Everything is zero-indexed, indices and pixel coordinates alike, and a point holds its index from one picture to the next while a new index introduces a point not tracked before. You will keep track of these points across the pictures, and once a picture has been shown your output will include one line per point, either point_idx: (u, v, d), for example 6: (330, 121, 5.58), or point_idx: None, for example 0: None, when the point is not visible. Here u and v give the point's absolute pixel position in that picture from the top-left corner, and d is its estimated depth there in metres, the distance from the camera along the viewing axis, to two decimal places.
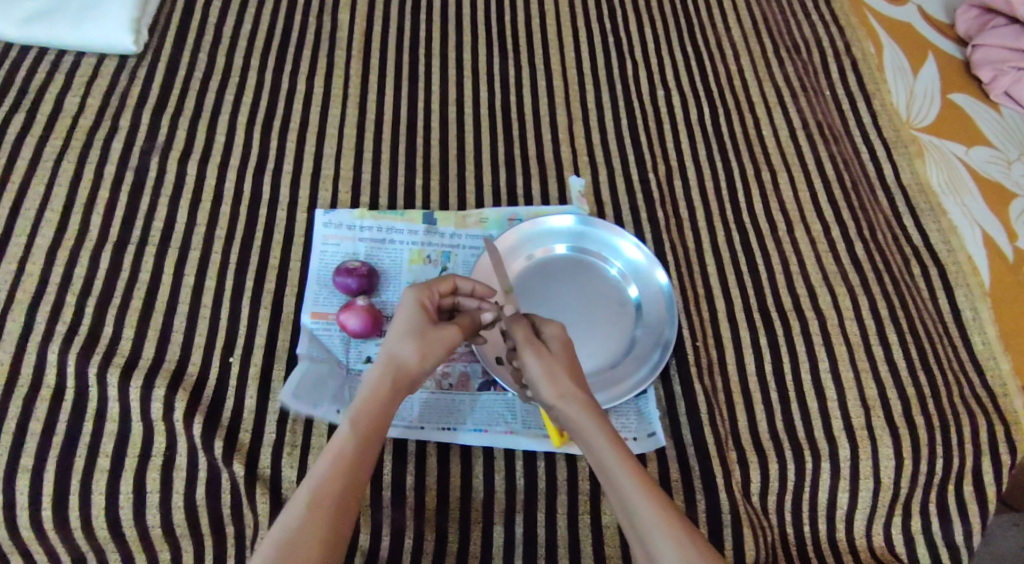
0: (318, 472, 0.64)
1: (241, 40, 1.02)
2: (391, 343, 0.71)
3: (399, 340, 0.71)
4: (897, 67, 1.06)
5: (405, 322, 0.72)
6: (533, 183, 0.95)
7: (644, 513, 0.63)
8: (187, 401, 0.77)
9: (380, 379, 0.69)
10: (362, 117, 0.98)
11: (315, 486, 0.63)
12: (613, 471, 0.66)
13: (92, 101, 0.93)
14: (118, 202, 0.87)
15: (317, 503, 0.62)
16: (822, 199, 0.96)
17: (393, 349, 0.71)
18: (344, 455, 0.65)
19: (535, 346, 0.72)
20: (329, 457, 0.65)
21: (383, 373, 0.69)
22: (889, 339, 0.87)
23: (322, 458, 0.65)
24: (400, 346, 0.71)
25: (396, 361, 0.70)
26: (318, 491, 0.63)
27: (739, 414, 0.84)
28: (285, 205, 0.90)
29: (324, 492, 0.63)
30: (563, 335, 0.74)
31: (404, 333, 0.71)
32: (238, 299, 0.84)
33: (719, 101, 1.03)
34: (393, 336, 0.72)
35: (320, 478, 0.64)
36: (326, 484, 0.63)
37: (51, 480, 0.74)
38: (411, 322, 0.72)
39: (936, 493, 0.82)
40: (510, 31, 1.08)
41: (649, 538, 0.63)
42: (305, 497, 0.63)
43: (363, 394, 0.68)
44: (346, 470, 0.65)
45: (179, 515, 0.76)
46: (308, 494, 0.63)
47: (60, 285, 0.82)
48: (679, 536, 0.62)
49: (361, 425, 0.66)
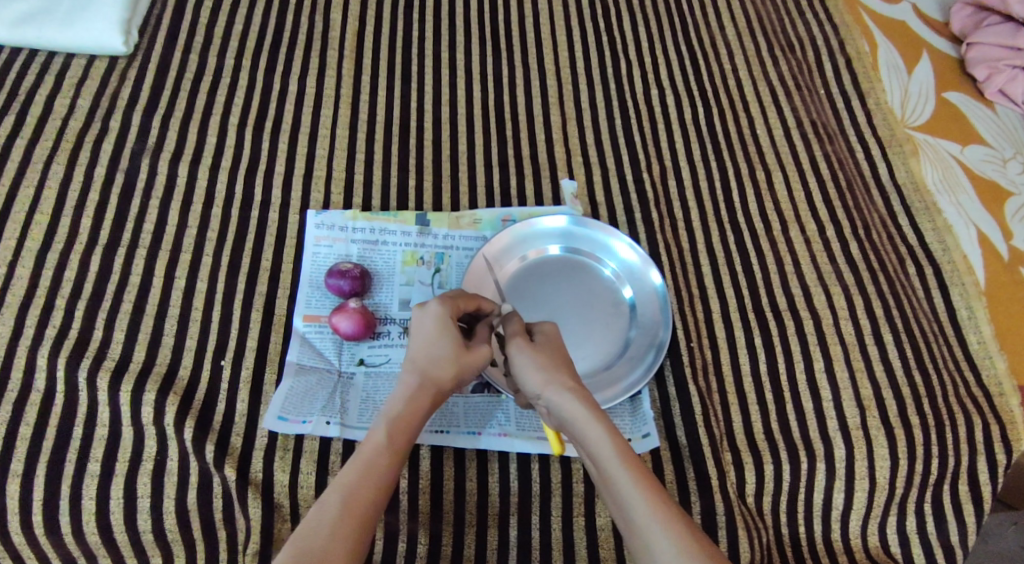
0: (348, 478, 0.64)
1: (232, 41, 1.02)
2: (427, 361, 0.71)
3: (438, 357, 0.71)
4: (892, 65, 1.05)
5: (440, 338, 0.72)
6: (526, 184, 0.95)
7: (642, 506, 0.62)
8: (178, 406, 0.78)
9: (417, 396, 0.70)
10: (354, 117, 0.98)
11: (347, 492, 0.63)
12: (601, 458, 0.65)
13: (82, 102, 0.93)
14: (109, 205, 0.87)
15: (348, 510, 0.62)
16: (817, 198, 0.95)
17: (431, 368, 0.71)
18: (377, 464, 0.65)
19: (518, 341, 0.74)
20: (360, 466, 0.65)
21: (421, 391, 0.70)
22: (884, 338, 0.86)
23: (352, 465, 0.65)
24: (439, 367, 0.71)
25: (433, 379, 0.71)
26: (349, 497, 0.62)
27: (733, 415, 0.83)
28: (277, 207, 0.90)
29: (356, 499, 0.62)
30: (553, 331, 0.76)
31: (442, 351, 0.72)
32: (229, 302, 0.84)
33: (713, 101, 1.03)
34: (427, 353, 0.72)
35: (351, 485, 0.63)
36: (358, 490, 0.63)
37: (41, 485, 0.74)
38: (444, 337, 0.72)
39: (932, 493, 0.82)
40: (503, 31, 1.08)
41: (648, 533, 0.60)
42: (335, 500, 0.62)
43: (397, 409, 0.69)
44: (376, 481, 0.64)
45: (170, 519, 0.76)
46: (339, 498, 0.62)
47: (50, 289, 0.82)
48: (669, 518, 0.61)
49: (397, 439, 0.67)
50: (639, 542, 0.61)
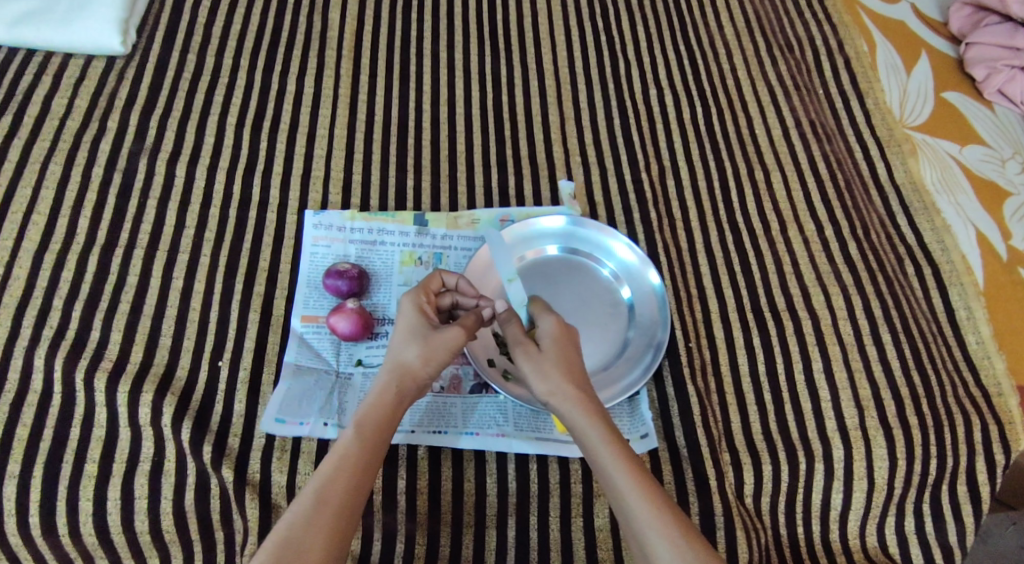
0: (322, 473, 0.65)
1: (231, 41, 1.02)
2: (395, 348, 0.72)
3: (404, 343, 0.72)
4: (891, 66, 1.05)
5: (405, 324, 0.73)
6: (525, 184, 0.95)
7: (637, 507, 0.63)
8: (175, 406, 0.78)
9: (386, 385, 0.70)
10: (353, 117, 0.98)
11: (319, 486, 0.64)
12: (605, 463, 0.66)
13: (80, 103, 0.93)
14: (106, 205, 0.87)
15: (321, 502, 0.63)
16: (816, 199, 0.95)
17: (397, 354, 0.72)
18: (348, 457, 0.65)
19: (525, 348, 0.72)
20: (333, 460, 0.65)
21: (390, 381, 0.70)
22: (882, 339, 0.86)
23: (327, 460, 0.66)
24: (404, 351, 0.71)
25: (401, 366, 0.71)
26: (322, 490, 0.63)
27: (732, 415, 0.83)
28: (275, 207, 0.90)
29: (328, 492, 0.63)
30: (558, 326, 0.73)
31: (406, 336, 0.72)
32: (228, 303, 0.84)
33: (712, 101, 1.03)
34: (395, 341, 0.72)
35: (324, 478, 0.64)
36: (330, 483, 0.64)
37: (38, 486, 0.74)
38: (410, 324, 0.73)
39: (931, 493, 0.82)
40: (502, 32, 1.08)
41: (644, 537, 0.62)
42: (309, 495, 0.63)
43: (369, 400, 0.69)
44: (349, 471, 0.65)
45: (167, 520, 0.76)
46: (312, 493, 0.63)
47: (47, 289, 0.82)
48: (665, 523, 0.63)
49: (367, 428, 0.67)
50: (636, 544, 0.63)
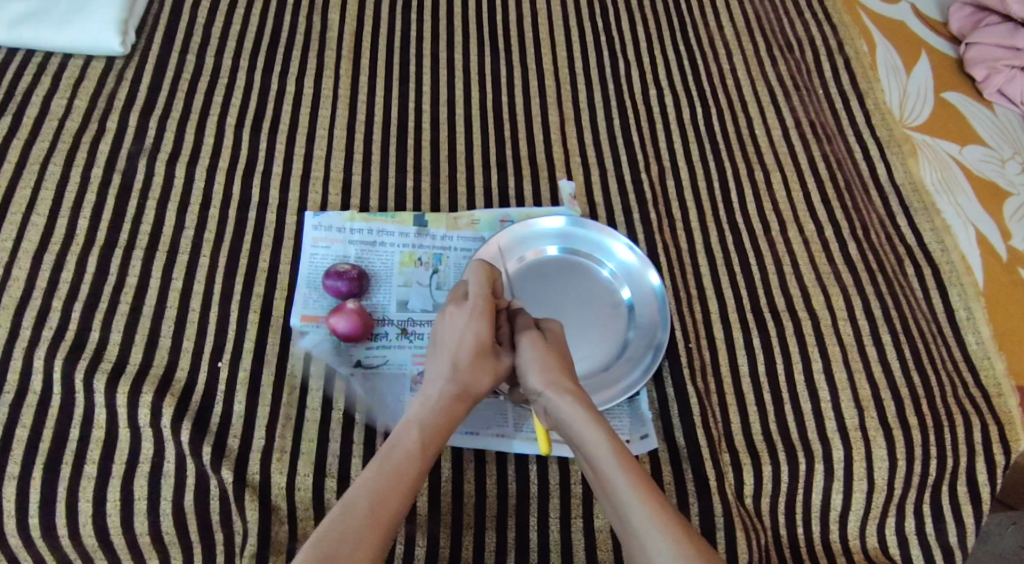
0: (378, 481, 0.64)
1: (230, 41, 1.01)
2: (466, 374, 0.72)
3: (477, 376, 0.73)
4: (891, 66, 1.05)
5: (478, 345, 0.73)
6: (524, 185, 0.95)
7: (629, 494, 0.63)
8: (174, 408, 0.77)
9: (450, 408, 0.71)
10: (352, 118, 0.98)
11: (375, 493, 0.63)
12: (601, 457, 0.66)
13: (79, 104, 0.93)
14: (106, 206, 0.87)
15: (379, 511, 0.62)
16: (816, 199, 0.95)
17: (466, 378, 0.72)
18: (407, 471, 0.65)
19: (530, 334, 0.74)
20: (389, 469, 0.65)
21: (455, 404, 0.71)
22: (883, 340, 0.86)
23: (382, 466, 0.65)
24: (474, 380, 0.73)
25: (466, 393, 0.72)
26: (378, 499, 0.62)
27: (732, 415, 0.83)
28: (274, 208, 0.90)
29: (383, 502, 0.62)
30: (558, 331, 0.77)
31: (478, 361, 0.73)
32: (227, 304, 0.84)
33: (711, 101, 1.02)
34: (465, 364, 0.72)
35: (381, 487, 0.63)
36: (387, 494, 0.63)
37: (37, 488, 0.74)
38: (483, 352, 0.73)
39: (930, 494, 0.82)
40: (500, 32, 1.08)
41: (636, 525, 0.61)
42: (365, 500, 0.62)
43: (434, 418, 0.69)
44: (404, 487, 0.64)
45: (167, 522, 0.76)
46: (368, 499, 0.62)
47: (46, 291, 0.82)
48: (659, 513, 0.61)
49: (428, 449, 0.68)
50: (627, 534, 0.62)
